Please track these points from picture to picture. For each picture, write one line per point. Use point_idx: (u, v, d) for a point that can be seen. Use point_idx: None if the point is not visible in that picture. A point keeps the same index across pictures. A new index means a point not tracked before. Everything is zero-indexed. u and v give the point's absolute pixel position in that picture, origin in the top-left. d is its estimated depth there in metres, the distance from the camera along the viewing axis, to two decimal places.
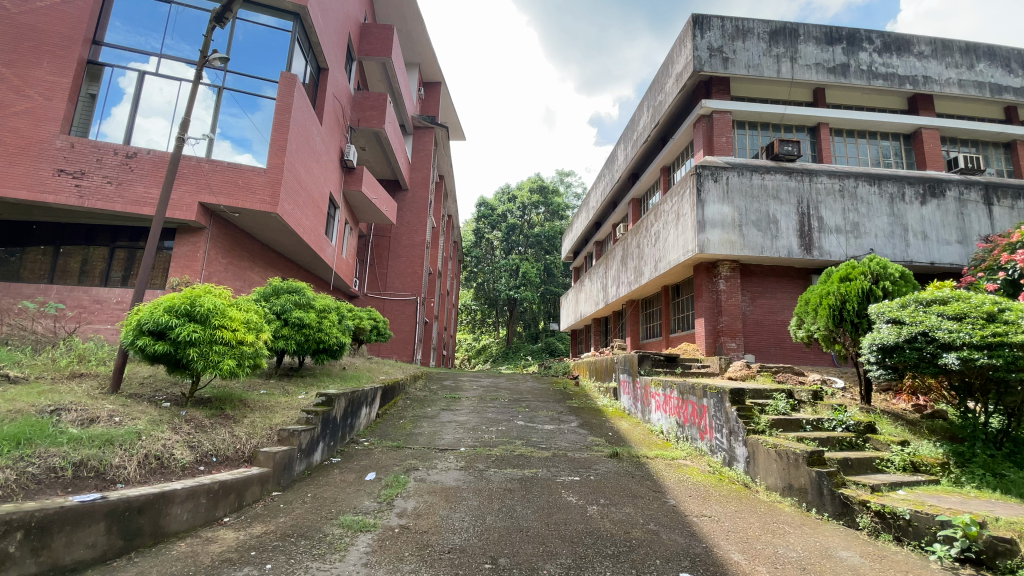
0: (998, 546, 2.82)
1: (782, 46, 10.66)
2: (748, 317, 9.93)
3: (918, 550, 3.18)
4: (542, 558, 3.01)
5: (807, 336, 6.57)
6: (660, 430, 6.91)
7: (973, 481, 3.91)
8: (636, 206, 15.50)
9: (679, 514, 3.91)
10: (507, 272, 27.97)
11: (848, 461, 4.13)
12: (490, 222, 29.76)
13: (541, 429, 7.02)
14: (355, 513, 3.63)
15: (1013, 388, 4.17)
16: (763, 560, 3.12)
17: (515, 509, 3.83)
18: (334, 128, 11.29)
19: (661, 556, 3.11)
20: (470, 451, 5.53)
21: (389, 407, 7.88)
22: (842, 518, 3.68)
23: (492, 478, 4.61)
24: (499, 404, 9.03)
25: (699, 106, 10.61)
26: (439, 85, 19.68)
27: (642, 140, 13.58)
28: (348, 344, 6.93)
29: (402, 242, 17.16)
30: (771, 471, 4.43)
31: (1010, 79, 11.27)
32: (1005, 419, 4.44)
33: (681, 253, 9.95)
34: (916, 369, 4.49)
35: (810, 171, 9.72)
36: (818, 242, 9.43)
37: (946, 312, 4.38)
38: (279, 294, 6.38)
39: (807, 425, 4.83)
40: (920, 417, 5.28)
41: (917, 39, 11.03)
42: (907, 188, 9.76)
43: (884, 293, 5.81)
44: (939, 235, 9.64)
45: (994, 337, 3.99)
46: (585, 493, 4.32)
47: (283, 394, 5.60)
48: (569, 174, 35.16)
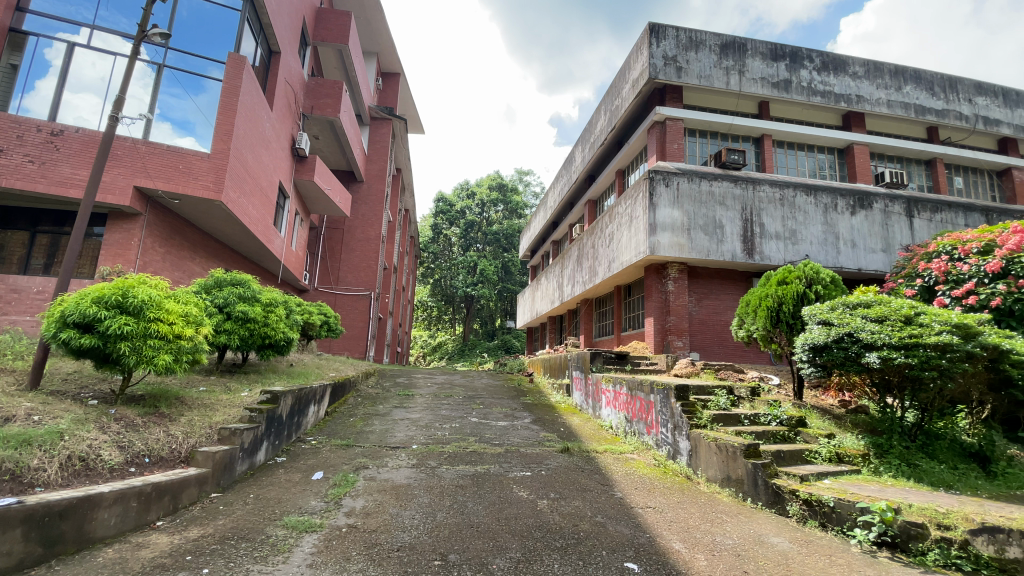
0: (911, 530, 3.15)
1: (731, 59, 11.15)
2: (695, 317, 10.36)
3: (841, 534, 3.44)
4: (492, 553, 3.03)
5: (747, 336, 6.91)
6: (609, 426, 7.10)
7: (890, 471, 4.26)
8: (592, 207, 15.80)
9: (625, 506, 4.04)
10: (464, 269, 27.87)
11: (781, 453, 4.41)
12: (448, 218, 29.55)
13: (494, 425, 7.07)
14: (300, 513, 3.53)
15: (926, 385, 4.55)
16: (702, 548, 3.27)
17: (466, 505, 3.84)
18: (286, 115, 10.86)
19: (608, 547, 3.21)
20: (423, 449, 5.49)
21: (339, 405, 7.69)
22: (775, 507, 3.92)
23: (444, 475, 4.60)
24: (453, 401, 8.99)
25: (653, 113, 10.95)
26: (398, 76, 19.31)
27: (599, 142, 13.87)
28: (295, 340, 6.69)
29: (356, 235, 16.73)
30: (711, 464, 4.66)
31: (933, 102, 12.26)
32: (919, 414, 4.86)
33: (633, 255, 10.25)
34: (843, 367, 4.82)
35: (754, 180, 10.25)
36: (759, 247, 9.96)
37: (870, 314, 4.76)
38: (222, 286, 6.10)
39: (745, 419, 5.12)
40: (845, 413, 5.68)
41: (851, 60, 11.82)
42: (839, 199, 10.46)
43: (817, 296, 6.23)
44: (866, 243, 10.39)
45: (910, 338, 4.35)
46: (536, 488, 4.38)
47: (225, 392, 5.34)
48: (528, 173, 35.46)
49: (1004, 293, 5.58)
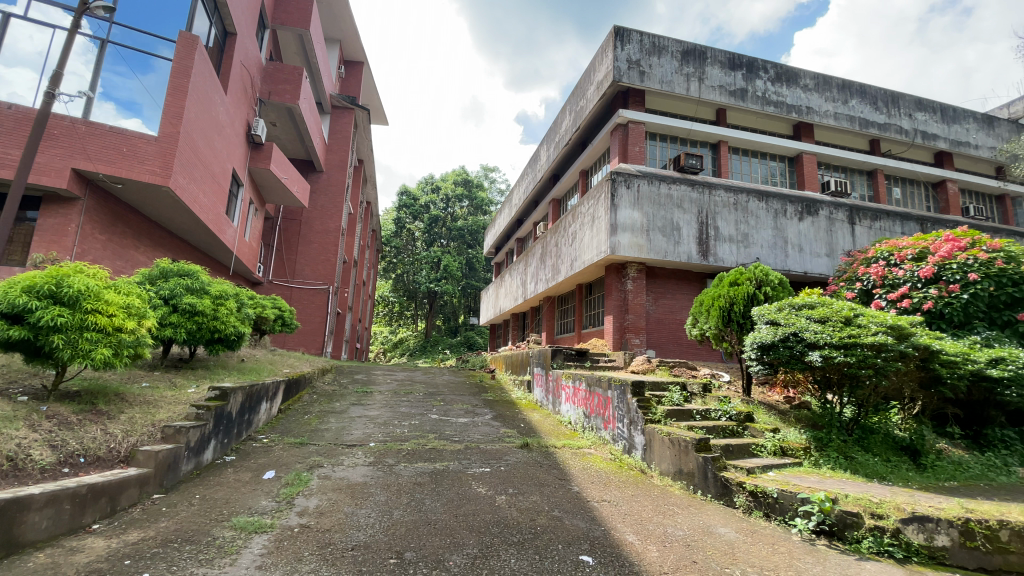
0: (847, 519, 3.36)
1: (692, 66, 11.50)
2: (652, 316, 10.64)
3: (783, 524, 3.63)
4: (448, 550, 3.03)
5: (700, 334, 7.16)
6: (568, 421, 7.21)
7: (829, 464, 4.52)
8: (556, 207, 15.95)
9: (581, 500, 4.12)
10: (427, 265, 27.59)
11: (730, 447, 4.61)
12: (412, 212, 29.11)
13: (454, 422, 7.03)
14: (250, 514, 3.41)
15: (863, 382, 4.85)
16: (654, 540, 3.38)
17: (424, 502, 3.82)
18: (241, 99, 10.40)
19: (564, 541, 3.27)
20: (381, 447, 5.41)
21: (293, 402, 7.47)
22: (723, 498, 4.09)
23: (402, 472, 4.55)
24: (413, 399, 8.88)
25: (616, 115, 11.15)
26: (362, 65, 18.86)
27: (563, 142, 13.99)
28: (247, 335, 6.44)
29: (314, 227, 16.23)
30: (665, 457, 4.81)
31: (876, 116, 13.03)
32: (855, 409, 5.18)
33: (595, 254, 10.42)
34: (788, 365, 5.06)
35: (710, 185, 10.62)
36: (714, 249, 10.33)
37: (813, 315, 5.04)
38: (167, 277, 5.81)
39: (697, 414, 5.32)
40: (789, 409, 5.98)
41: (803, 72, 12.41)
42: (789, 205, 10.97)
43: (766, 297, 6.53)
44: (812, 248, 10.96)
45: (849, 338, 4.62)
46: (494, 484, 4.40)
47: (170, 388, 5.09)
48: (494, 169, 35.38)
49: (936, 297, 6.07)
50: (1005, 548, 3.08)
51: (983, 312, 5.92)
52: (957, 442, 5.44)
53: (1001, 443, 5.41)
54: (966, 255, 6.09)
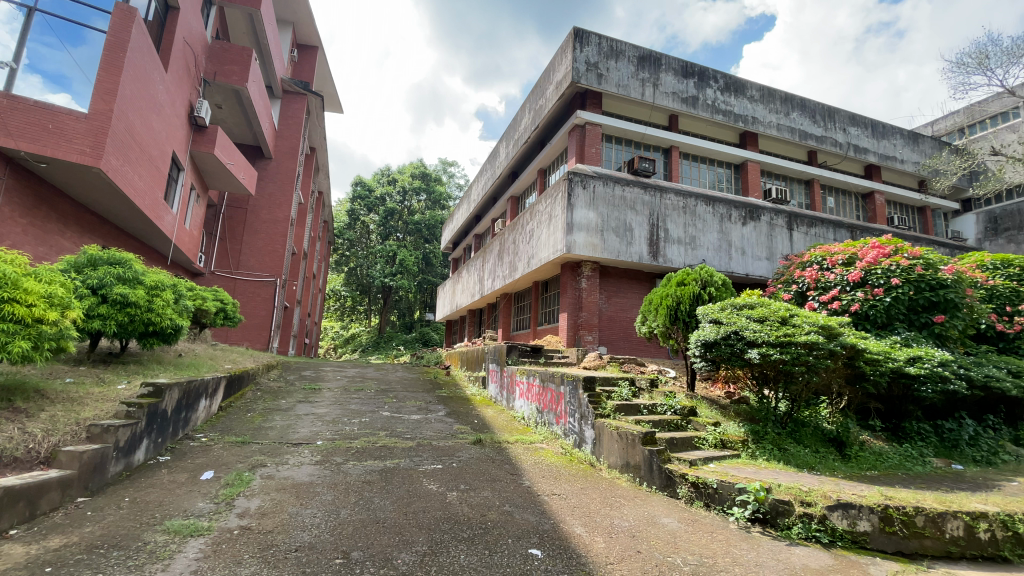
0: (780, 507, 3.59)
1: (647, 71, 11.82)
2: (605, 313, 10.90)
3: (721, 513, 3.83)
4: (397, 548, 3.00)
5: (649, 332, 7.41)
6: (521, 417, 7.29)
7: (764, 455, 4.80)
8: (514, 204, 16.00)
9: (532, 494, 4.18)
10: (382, 258, 27.01)
11: (674, 440, 4.81)
12: (367, 204, 28.41)
13: (407, 419, 6.94)
14: (185, 517, 3.24)
15: (796, 378, 5.18)
16: (601, 531, 3.48)
17: (373, 501, 3.76)
18: (182, 78, 9.78)
19: (513, 535, 3.31)
20: (329, 445, 5.27)
21: (235, 399, 7.13)
22: (666, 489, 4.26)
23: (350, 471, 4.44)
24: (364, 396, 8.69)
25: (574, 116, 11.31)
26: (316, 50, 18.19)
27: (522, 140, 14.05)
28: (185, 328, 6.09)
29: (261, 217, 15.53)
30: (613, 451, 4.96)
31: (814, 128, 13.86)
32: (789, 404, 5.52)
33: (551, 252, 10.55)
34: (729, 361, 5.33)
35: (662, 188, 10.98)
36: (664, 251, 10.68)
37: (753, 315, 5.33)
38: (96, 265, 5.41)
39: (644, 409, 5.53)
40: (729, 404, 6.28)
41: (750, 84, 13.03)
42: (733, 210, 11.51)
43: (710, 297, 6.84)
44: (754, 252, 11.54)
45: (785, 337, 4.91)
46: (446, 480, 4.39)
47: (97, 384, 4.74)
48: (452, 163, 35.06)
49: (862, 300, 6.58)
50: (921, 532, 3.39)
51: (903, 314, 6.43)
52: (878, 435, 5.90)
53: (915, 434, 5.93)
54: (890, 261, 6.59)
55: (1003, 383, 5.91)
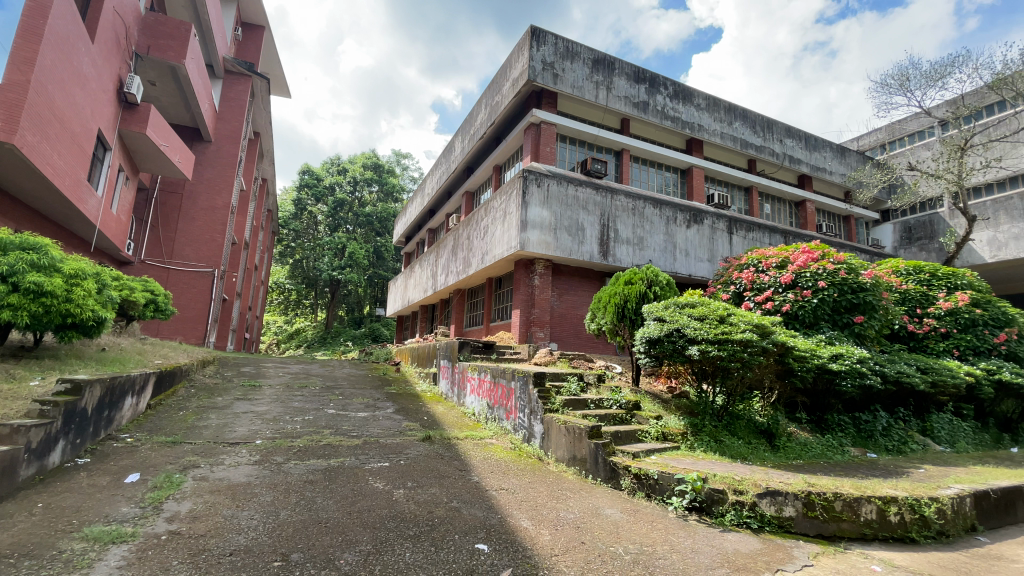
0: (715, 495, 3.80)
1: (601, 74, 12.07)
2: (556, 310, 11.07)
3: (661, 503, 4.00)
4: (340, 548, 2.93)
5: (597, 329, 7.60)
6: (472, 413, 7.29)
7: (701, 447, 5.05)
8: (469, 199, 15.90)
9: (480, 490, 4.20)
10: (330, 251, 26.18)
11: (619, 433, 4.98)
12: (314, 193, 27.41)
13: (353, 416, 6.78)
14: (107, 522, 3.02)
15: (732, 373, 5.47)
16: (547, 524, 3.55)
17: (316, 501, 3.65)
18: (111, 51, 9.04)
19: (460, 530, 3.31)
20: (269, 444, 5.07)
21: (166, 397, 6.70)
22: (610, 481, 4.41)
23: (291, 471, 4.29)
24: (307, 393, 8.41)
25: (530, 114, 11.39)
26: (261, 30, 17.30)
27: (478, 135, 14.00)
28: (110, 321, 5.65)
29: (198, 203, 14.63)
30: (560, 445, 5.07)
31: (754, 138, 14.65)
32: (725, 398, 5.83)
33: (505, 249, 10.59)
34: (671, 357, 5.56)
35: (613, 190, 11.27)
36: (613, 250, 10.97)
37: (694, 314, 5.59)
38: (6, 250, 4.92)
39: (591, 403, 5.68)
40: (671, 398, 6.56)
41: (697, 93, 13.59)
42: (679, 213, 11.98)
43: (655, 296, 7.10)
44: (697, 253, 12.07)
45: (722, 335, 5.18)
46: (392, 478, 4.32)
47: (5, 381, 4.32)
48: (406, 155, 34.41)
49: (792, 301, 7.05)
50: (839, 516, 3.68)
51: (828, 315, 6.93)
52: (804, 427, 6.33)
53: (835, 426, 6.41)
54: (818, 265, 7.07)
55: (912, 378, 6.49)
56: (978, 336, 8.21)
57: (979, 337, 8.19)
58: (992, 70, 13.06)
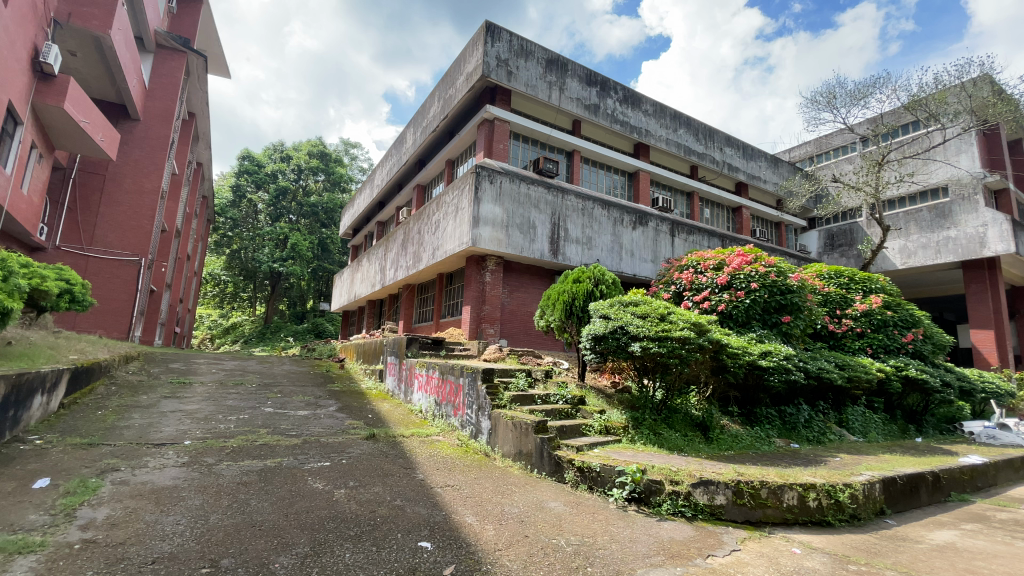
0: (653, 486, 3.97)
1: (554, 75, 12.21)
2: (506, 307, 11.12)
3: (602, 494, 4.14)
4: (275, 552, 2.82)
5: (546, 325, 7.71)
6: (419, 410, 7.21)
7: (641, 439, 5.25)
8: (420, 193, 15.64)
9: (425, 487, 4.16)
10: (271, 241, 25.05)
11: (564, 427, 5.09)
12: (255, 180, 26.06)
13: (292, 415, 6.51)
14: (11, 532, 2.76)
15: (671, 369, 5.71)
16: (491, 519, 3.58)
17: (249, 503, 3.49)
18: (24, 15, 8.19)
19: (403, 529, 3.28)
20: (199, 445, 4.80)
21: (82, 395, 6.18)
22: (554, 475, 4.51)
23: (223, 472, 4.08)
24: (243, 390, 8.01)
25: (484, 110, 11.35)
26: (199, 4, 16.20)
27: (430, 128, 13.79)
28: (16, 311, 5.15)
29: (124, 187, 13.55)
30: (507, 440, 5.12)
31: (697, 145, 15.33)
32: (664, 392, 6.09)
33: (456, 245, 10.52)
34: (615, 354, 5.74)
35: (564, 190, 11.46)
36: (563, 249, 11.14)
37: (637, 312, 5.80)
38: None
39: (538, 399, 5.77)
40: (614, 393, 6.77)
41: (645, 99, 14.05)
42: (626, 215, 12.35)
43: (601, 294, 7.30)
44: (642, 254, 12.50)
45: (663, 332, 5.41)
46: (333, 478, 4.20)
47: None
48: (355, 145, 33.35)
49: (727, 301, 7.45)
50: (764, 503, 3.94)
51: (759, 315, 7.38)
52: (735, 419, 6.72)
53: (764, 418, 6.86)
54: (750, 268, 7.50)
55: (831, 373, 7.02)
56: (889, 336, 9.03)
57: (890, 337, 9.02)
58: (908, 93, 14.28)
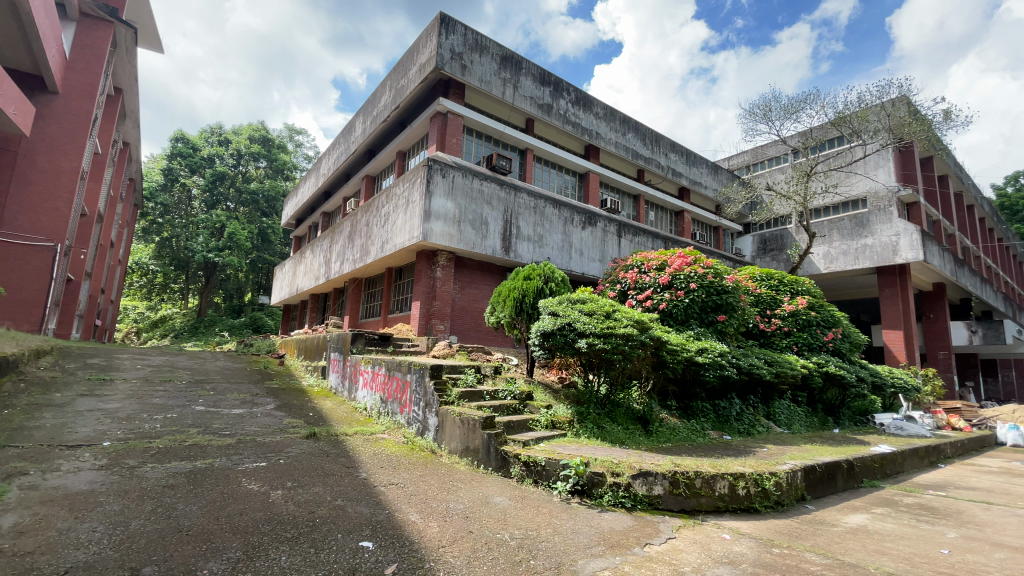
0: (595, 479, 4.10)
1: (508, 72, 12.22)
2: (457, 303, 11.05)
3: (547, 487, 4.22)
4: (204, 557, 2.68)
5: (496, 322, 7.73)
6: (363, 408, 7.05)
7: (586, 433, 5.40)
8: (369, 183, 15.22)
9: (368, 486, 4.08)
10: (206, 230, 23.63)
11: (511, 423, 5.14)
12: (189, 163, 24.45)
13: (226, 413, 6.19)
14: None
15: (615, 365, 5.90)
16: (436, 516, 3.56)
17: (176, 508, 3.29)
18: None
19: (344, 529, 3.21)
20: (120, 446, 4.46)
21: None
22: (501, 470, 4.55)
23: (147, 475, 3.81)
24: (172, 388, 7.52)
25: (437, 102, 11.19)
26: None
27: (381, 117, 13.45)
28: None
29: (37, 164, 12.29)
30: (454, 436, 5.12)
31: (644, 150, 15.87)
32: (609, 387, 6.28)
33: (406, 239, 10.33)
34: (562, 350, 5.84)
35: (516, 187, 11.52)
36: (514, 246, 11.20)
37: (584, 309, 5.94)
38: None
39: (487, 395, 5.80)
40: (560, 388, 6.90)
41: (597, 102, 14.36)
42: (576, 214, 12.59)
43: (551, 291, 7.41)
44: (590, 253, 12.79)
45: (608, 329, 5.58)
46: (269, 479, 4.03)
47: None
48: (300, 131, 31.99)
49: (668, 300, 7.77)
50: (698, 492, 4.15)
51: (697, 313, 7.76)
52: (673, 413, 7.03)
53: (699, 412, 7.22)
54: (690, 268, 7.87)
55: (760, 369, 7.50)
56: (812, 335, 9.75)
57: (812, 336, 9.74)
58: (834, 110, 15.39)
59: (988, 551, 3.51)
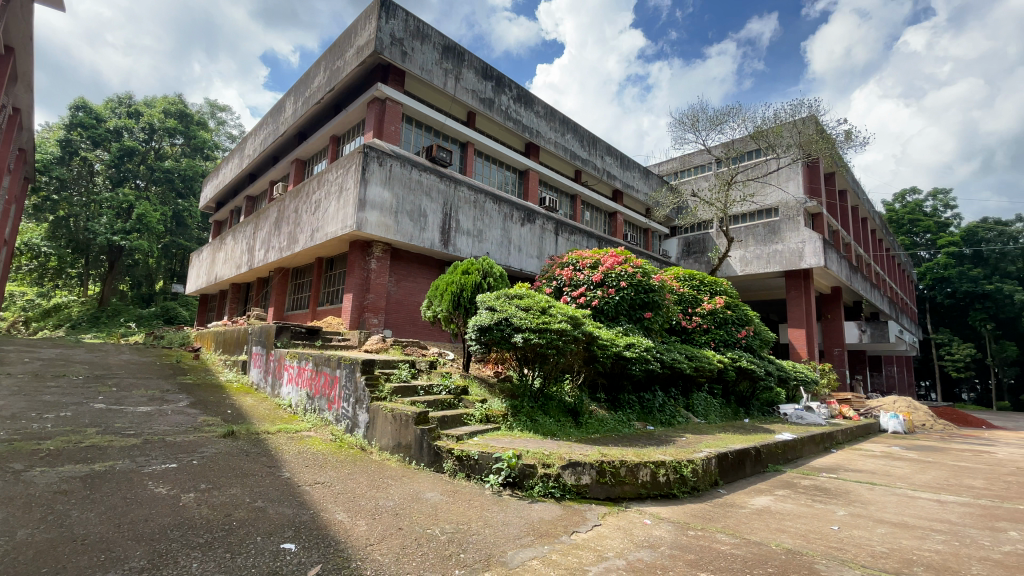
0: (526, 470, 4.19)
1: (450, 63, 12.06)
2: (392, 296, 10.79)
3: (479, 481, 4.27)
4: (102, 568, 2.46)
5: (433, 316, 7.64)
6: (287, 404, 6.74)
7: (519, 426, 5.49)
8: (299, 168, 14.44)
9: (291, 486, 3.91)
10: (110, 211, 21.48)
11: (445, 418, 5.13)
12: (91, 135, 21.99)
13: (131, 412, 5.67)
14: None
15: (549, 359, 6.04)
16: (364, 514, 3.48)
17: (69, 515, 2.98)
18: None
19: (264, 532, 3.06)
20: (2, 449, 3.96)
21: None
22: (433, 465, 4.54)
23: (35, 480, 3.42)
24: (66, 384, 6.78)
25: (375, 88, 10.82)
26: None
27: (314, 99, 12.81)
28: None
29: None
30: (385, 433, 5.02)
31: (582, 151, 16.29)
32: (542, 381, 6.42)
33: (338, 228, 9.92)
34: (498, 344, 5.89)
35: (456, 180, 11.42)
36: (453, 240, 11.12)
37: (521, 305, 6.04)
38: None
39: (421, 390, 5.75)
40: (496, 381, 6.97)
41: (538, 100, 14.55)
42: (515, 211, 12.69)
43: (488, 286, 7.45)
44: (528, 250, 12.95)
45: (543, 323, 5.71)
46: (180, 481, 3.76)
47: None
48: (223, 108, 29.75)
49: (600, 297, 8.06)
50: (623, 480, 4.36)
51: (626, 310, 8.11)
52: (602, 405, 7.31)
53: (626, 404, 7.55)
54: (621, 268, 8.22)
55: (682, 364, 7.98)
56: (728, 332, 10.52)
57: (728, 333, 10.50)
58: (754, 124, 16.58)
59: (872, 527, 3.98)
